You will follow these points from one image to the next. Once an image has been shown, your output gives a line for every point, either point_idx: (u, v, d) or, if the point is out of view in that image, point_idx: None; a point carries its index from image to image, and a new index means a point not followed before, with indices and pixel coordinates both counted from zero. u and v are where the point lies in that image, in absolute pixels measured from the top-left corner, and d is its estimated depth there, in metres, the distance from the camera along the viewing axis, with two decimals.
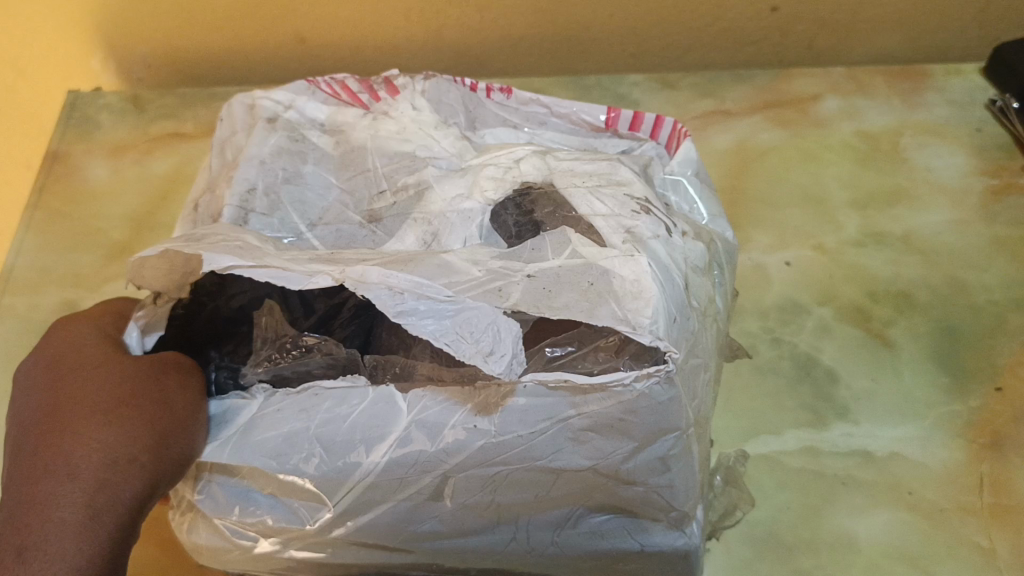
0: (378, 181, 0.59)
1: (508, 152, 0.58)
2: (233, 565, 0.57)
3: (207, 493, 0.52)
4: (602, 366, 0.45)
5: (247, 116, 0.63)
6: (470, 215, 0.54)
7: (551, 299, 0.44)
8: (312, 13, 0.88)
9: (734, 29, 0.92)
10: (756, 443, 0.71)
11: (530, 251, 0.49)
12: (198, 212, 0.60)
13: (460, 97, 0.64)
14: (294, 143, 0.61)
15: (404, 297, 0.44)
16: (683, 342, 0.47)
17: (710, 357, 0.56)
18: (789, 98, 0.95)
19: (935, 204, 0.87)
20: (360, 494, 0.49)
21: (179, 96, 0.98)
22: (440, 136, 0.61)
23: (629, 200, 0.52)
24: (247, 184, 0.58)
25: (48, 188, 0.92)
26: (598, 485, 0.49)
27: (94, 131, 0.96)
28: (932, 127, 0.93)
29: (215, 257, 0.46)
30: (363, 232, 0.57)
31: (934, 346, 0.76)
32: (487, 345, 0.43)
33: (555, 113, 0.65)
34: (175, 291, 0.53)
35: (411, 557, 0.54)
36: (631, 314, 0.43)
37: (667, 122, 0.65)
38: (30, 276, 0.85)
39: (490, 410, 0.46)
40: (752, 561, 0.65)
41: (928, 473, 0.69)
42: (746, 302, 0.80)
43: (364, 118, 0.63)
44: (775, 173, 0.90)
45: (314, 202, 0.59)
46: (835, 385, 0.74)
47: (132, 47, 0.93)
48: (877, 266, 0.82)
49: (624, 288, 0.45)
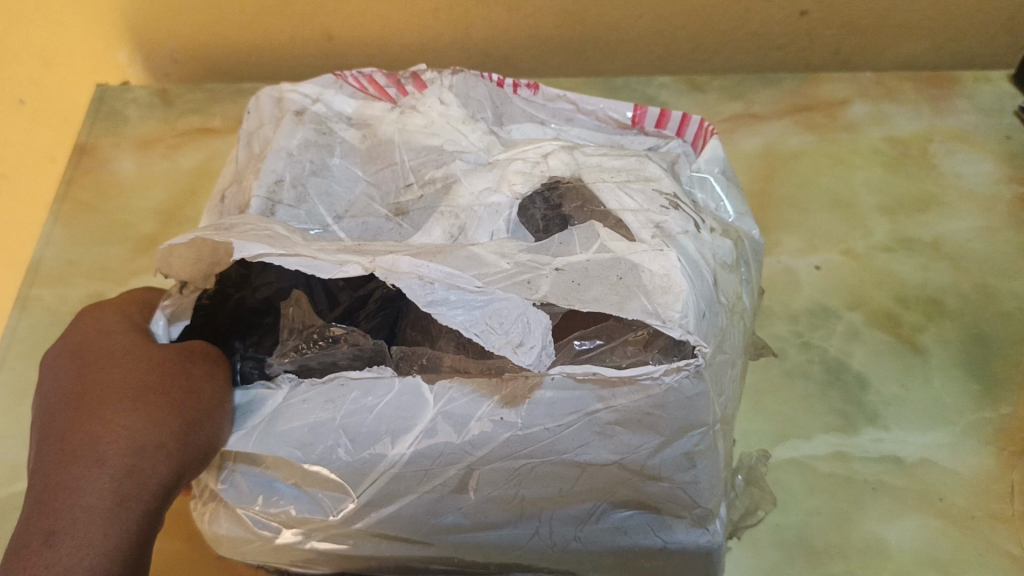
0: (405, 174, 0.59)
1: (535, 147, 0.58)
2: (251, 556, 0.59)
3: (229, 483, 0.52)
4: (631, 360, 0.44)
5: (275, 108, 0.63)
6: (498, 209, 0.54)
7: (580, 292, 0.44)
8: (340, 10, 0.88)
9: (763, 33, 0.91)
10: (786, 448, 0.71)
11: (558, 245, 0.48)
12: (225, 204, 0.61)
13: (487, 92, 0.64)
14: (320, 136, 0.61)
15: (435, 287, 0.44)
16: (711, 337, 0.47)
17: (737, 355, 0.55)
18: (817, 103, 0.94)
19: (965, 210, 0.86)
20: (385, 485, 0.49)
21: (207, 92, 0.98)
22: (468, 130, 0.60)
23: (657, 195, 0.52)
24: (275, 176, 0.58)
25: (77, 180, 0.93)
26: (623, 481, 0.49)
27: (122, 125, 0.97)
28: (962, 133, 0.92)
29: (246, 245, 0.46)
30: (389, 225, 0.57)
31: (964, 352, 0.75)
32: (517, 336, 0.43)
33: (582, 110, 0.65)
34: (201, 281, 0.53)
35: (432, 550, 0.54)
36: (661, 308, 0.43)
37: (694, 120, 0.64)
38: (59, 267, 0.86)
39: (518, 403, 0.46)
40: (780, 565, 0.65)
41: (959, 480, 0.68)
42: (774, 305, 0.80)
43: (391, 112, 0.62)
44: (804, 177, 0.89)
45: (340, 195, 0.59)
46: (865, 390, 0.73)
47: (161, 42, 0.94)
48: (907, 271, 0.81)
49: (653, 282, 0.45)
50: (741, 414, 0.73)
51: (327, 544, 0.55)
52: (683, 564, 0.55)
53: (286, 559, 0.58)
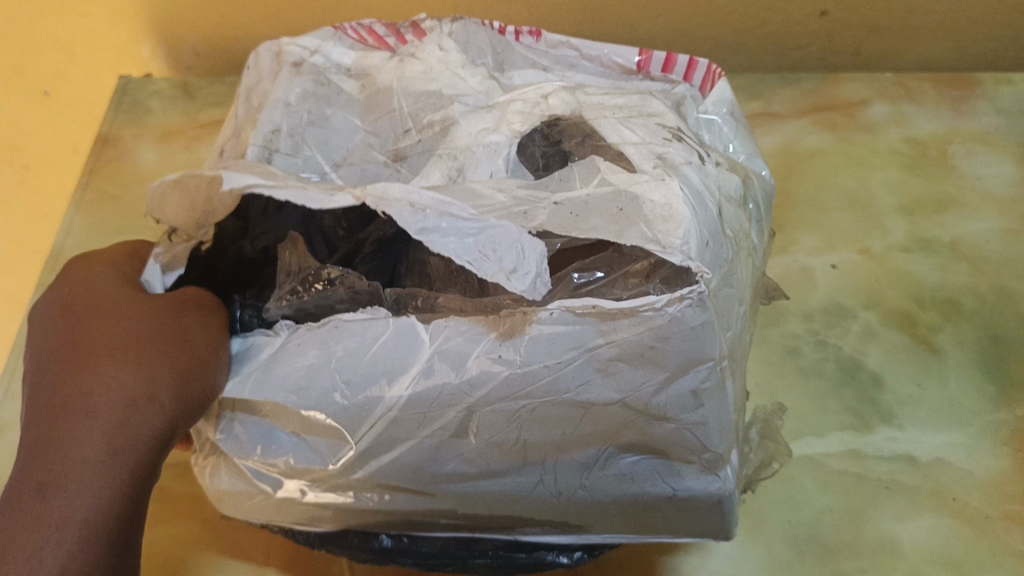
0: (404, 120, 0.60)
1: (536, 88, 0.59)
2: (255, 514, 0.59)
3: (227, 434, 0.53)
4: (631, 292, 0.44)
5: (274, 62, 0.64)
6: (496, 148, 0.55)
7: (579, 222, 0.45)
8: (359, 6, 0.89)
9: (782, 33, 0.91)
10: (799, 444, 0.70)
11: (558, 181, 0.48)
12: (224, 154, 0.61)
13: (489, 40, 0.64)
14: (320, 87, 0.62)
15: (427, 214, 0.44)
16: (716, 266, 0.46)
17: (744, 291, 0.54)
18: (836, 103, 0.94)
19: (984, 212, 0.85)
20: (384, 430, 0.49)
21: (228, 84, 0.99)
22: (467, 75, 0.61)
23: (660, 129, 0.53)
24: (272, 125, 0.59)
25: (99, 170, 0.94)
26: (628, 422, 0.48)
27: (144, 116, 0.98)
28: (982, 135, 0.91)
29: (234, 178, 0.45)
30: (387, 171, 0.59)
31: (981, 354, 0.75)
32: (510, 264, 0.44)
33: (586, 56, 0.65)
34: (193, 231, 0.54)
35: (438, 501, 0.55)
36: (661, 235, 0.44)
37: (701, 64, 0.65)
38: (79, 255, 0.87)
39: (515, 337, 0.45)
40: (792, 561, 0.64)
41: (974, 480, 0.67)
42: (789, 303, 0.79)
43: (389, 60, 0.63)
44: (821, 177, 0.89)
45: (338, 144, 0.60)
46: (879, 389, 0.73)
47: (182, 35, 0.95)
48: (924, 272, 0.81)
49: (655, 211, 0.45)
50: (755, 410, 0.72)
51: (325, 494, 0.55)
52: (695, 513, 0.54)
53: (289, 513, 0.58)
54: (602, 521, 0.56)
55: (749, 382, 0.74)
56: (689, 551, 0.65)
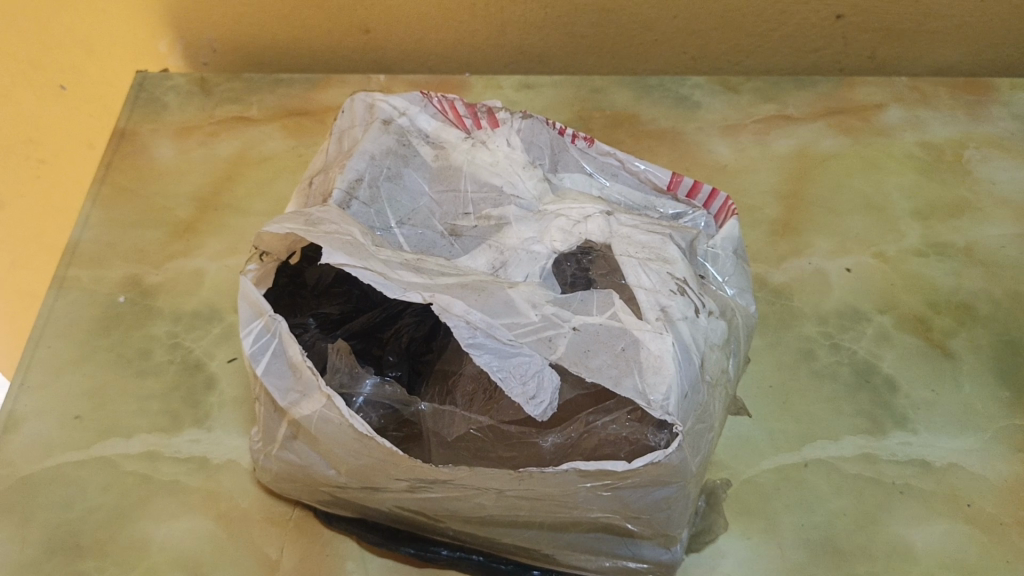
0: (465, 204, 0.62)
1: (579, 206, 0.60)
2: (290, 489, 0.63)
3: (269, 371, 0.54)
4: (628, 430, 0.50)
5: (366, 114, 0.66)
6: (536, 257, 0.58)
7: (588, 359, 0.51)
8: (382, 6, 0.90)
9: (797, 36, 0.93)
10: (813, 448, 0.70)
11: (579, 302, 0.54)
12: (312, 189, 0.63)
13: (550, 140, 0.66)
14: (401, 147, 0.64)
15: (477, 333, 0.51)
16: (690, 416, 0.51)
17: (717, 421, 0.57)
18: (852, 106, 0.94)
19: (998, 218, 0.85)
20: (380, 464, 0.53)
21: (246, 81, 0.97)
22: (526, 175, 0.63)
23: (669, 277, 0.55)
24: (355, 174, 0.61)
25: (115, 164, 0.91)
26: (587, 483, 0.50)
27: (161, 112, 0.95)
28: (996, 140, 0.92)
29: (330, 253, 0.51)
30: (442, 242, 0.61)
31: (995, 359, 0.75)
32: (532, 390, 0.52)
33: (627, 168, 0.66)
34: (284, 252, 0.58)
35: (419, 502, 0.55)
36: (648, 389, 0.49)
37: (722, 195, 0.65)
38: (96, 250, 0.84)
39: (527, 376, 0.52)
40: (806, 565, 0.64)
41: (988, 486, 0.68)
42: (804, 306, 0.79)
43: (464, 142, 0.65)
44: (836, 179, 0.89)
45: (406, 204, 0.62)
46: (894, 393, 0.73)
47: (201, 31, 0.96)
48: (939, 276, 0.81)
49: (648, 360, 0.50)
50: (768, 413, 0.72)
51: (349, 494, 0.58)
52: (676, 495, 0.53)
53: (317, 496, 0.62)
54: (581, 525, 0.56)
55: (763, 385, 0.74)
56: (703, 555, 0.64)
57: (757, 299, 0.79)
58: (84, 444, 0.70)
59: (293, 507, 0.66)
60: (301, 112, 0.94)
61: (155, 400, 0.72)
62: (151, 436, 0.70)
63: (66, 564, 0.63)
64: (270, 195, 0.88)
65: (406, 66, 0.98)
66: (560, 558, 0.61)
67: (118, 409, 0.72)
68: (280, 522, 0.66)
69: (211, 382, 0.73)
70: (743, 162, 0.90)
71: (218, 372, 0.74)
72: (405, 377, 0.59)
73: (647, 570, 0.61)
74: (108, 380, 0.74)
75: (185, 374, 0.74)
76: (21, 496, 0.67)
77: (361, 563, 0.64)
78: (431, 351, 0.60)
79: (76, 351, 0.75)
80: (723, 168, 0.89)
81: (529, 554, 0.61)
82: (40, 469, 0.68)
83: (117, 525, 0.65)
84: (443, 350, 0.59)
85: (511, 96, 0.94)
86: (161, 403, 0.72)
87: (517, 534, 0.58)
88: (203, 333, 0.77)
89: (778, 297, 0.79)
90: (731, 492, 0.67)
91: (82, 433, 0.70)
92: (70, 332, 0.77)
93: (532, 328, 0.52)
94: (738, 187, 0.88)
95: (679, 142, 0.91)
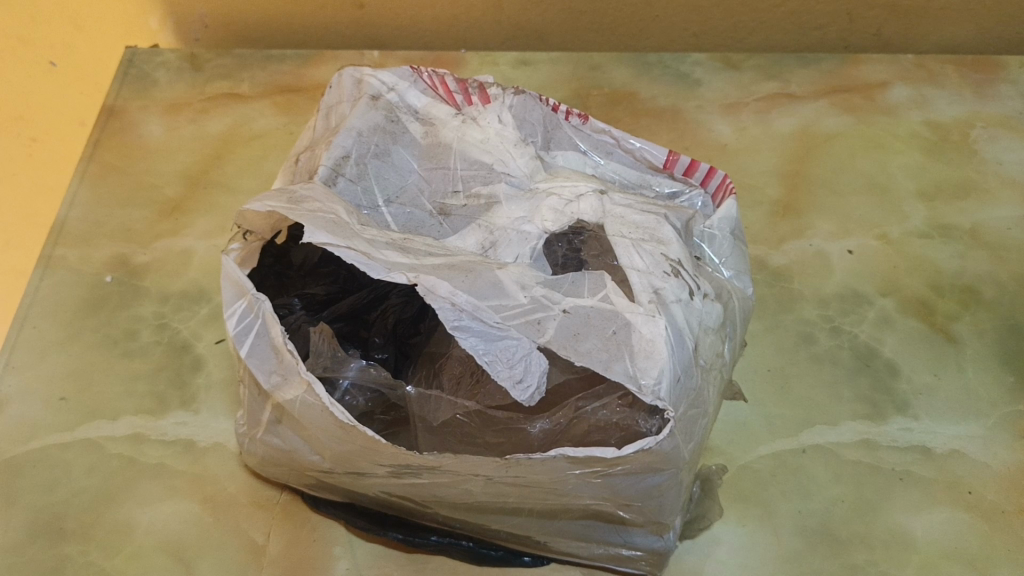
0: (454, 182, 0.60)
1: (572, 184, 0.59)
2: (275, 472, 0.62)
3: (252, 352, 0.52)
4: (619, 416, 0.49)
5: (354, 89, 0.64)
6: (527, 237, 0.56)
7: (577, 343, 0.49)
8: None
9: (800, 12, 0.91)
10: (812, 433, 0.68)
11: (570, 284, 0.52)
12: (298, 166, 0.61)
13: (543, 116, 0.64)
14: (389, 124, 0.63)
15: (462, 315, 0.49)
16: (682, 400, 0.50)
17: (711, 407, 0.55)
18: (856, 85, 0.92)
19: (1005, 199, 0.84)
20: (365, 451, 0.51)
21: (236, 57, 0.95)
22: (518, 153, 0.61)
23: (663, 259, 0.54)
24: (342, 150, 0.59)
25: (104, 141, 0.89)
26: (574, 470, 0.49)
27: (151, 88, 0.93)
28: (1004, 119, 0.90)
29: (313, 232, 0.49)
30: (432, 221, 0.59)
31: (999, 344, 0.74)
32: (519, 373, 0.50)
33: (622, 146, 0.65)
34: (268, 232, 0.56)
35: (405, 488, 0.54)
36: (640, 374, 0.48)
37: (720, 174, 0.64)
38: (83, 229, 0.82)
39: (512, 359, 0.50)
40: (803, 553, 0.62)
41: (990, 473, 0.66)
42: (803, 289, 0.77)
43: (454, 118, 0.63)
44: (840, 158, 0.87)
45: (395, 181, 0.61)
46: (895, 378, 0.71)
47: (192, 6, 0.94)
48: (943, 259, 0.79)
49: (640, 345, 0.48)
50: (766, 397, 0.70)
51: (335, 479, 0.57)
52: (669, 485, 0.52)
53: (304, 480, 0.60)
54: (569, 512, 0.55)
55: (760, 369, 0.72)
56: (698, 543, 0.63)
57: (757, 282, 0.77)
58: (69, 426, 0.68)
59: (280, 491, 0.65)
60: (293, 89, 0.92)
61: (142, 381, 0.71)
62: (137, 418, 0.69)
63: (49, 549, 0.62)
64: (261, 173, 0.86)
65: (401, 41, 0.96)
66: (551, 545, 0.59)
67: (104, 391, 0.70)
68: (266, 506, 0.64)
69: (198, 363, 0.72)
70: (745, 141, 0.88)
71: (205, 353, 0.73)
72: (393, 360, 0.58)
73: (640, 558, 0.60)
74: (94, 362, 0.72)
75: (172, 355, 0.73)
76: (3, 479, 0.65)
77: (349, 549, 0.62)
78: (419, 333, 0.58)
79: (63, 332, 0.74)
80: (724, 147, 0.87)
81: (518, 540, 0.60)
82: (23, 451, 0.67)
83: (102, 509, 0.64)
84: (431, 333, 0.58)
85: (507, 74, 0.92)
86: (148, 385, 0.71)
87: (507, 521, 0.56)
88: (190, 314, 0.75)
89: (777, 280, 0.78)
90: (727, 478, 0.66)
91: (67, 415, 0.69)
92: (57, 313, 0.75)
93: (520, 310, 0.50)
94: (738, 167, 0.86)
95: (679, 121, 0.89)
